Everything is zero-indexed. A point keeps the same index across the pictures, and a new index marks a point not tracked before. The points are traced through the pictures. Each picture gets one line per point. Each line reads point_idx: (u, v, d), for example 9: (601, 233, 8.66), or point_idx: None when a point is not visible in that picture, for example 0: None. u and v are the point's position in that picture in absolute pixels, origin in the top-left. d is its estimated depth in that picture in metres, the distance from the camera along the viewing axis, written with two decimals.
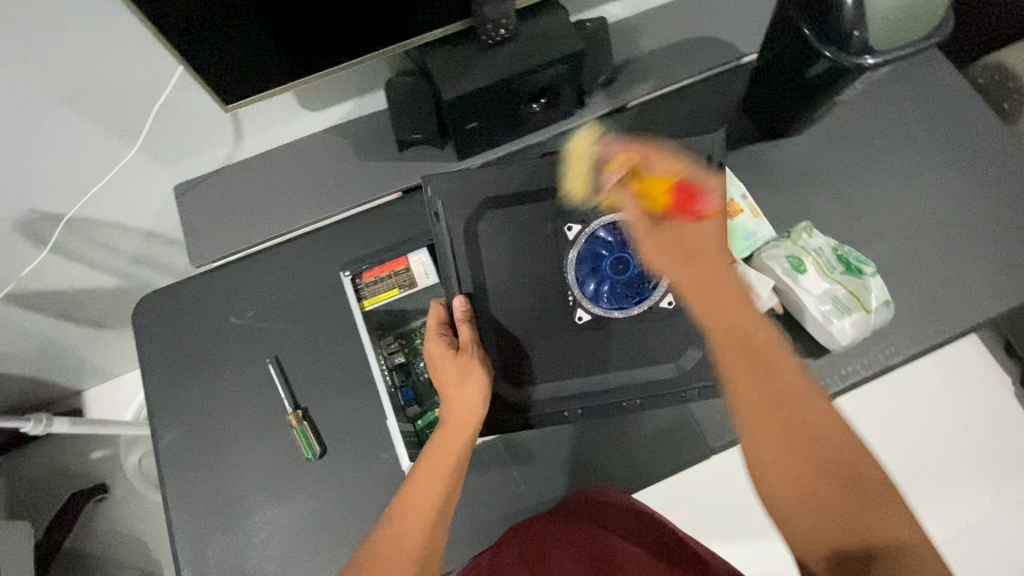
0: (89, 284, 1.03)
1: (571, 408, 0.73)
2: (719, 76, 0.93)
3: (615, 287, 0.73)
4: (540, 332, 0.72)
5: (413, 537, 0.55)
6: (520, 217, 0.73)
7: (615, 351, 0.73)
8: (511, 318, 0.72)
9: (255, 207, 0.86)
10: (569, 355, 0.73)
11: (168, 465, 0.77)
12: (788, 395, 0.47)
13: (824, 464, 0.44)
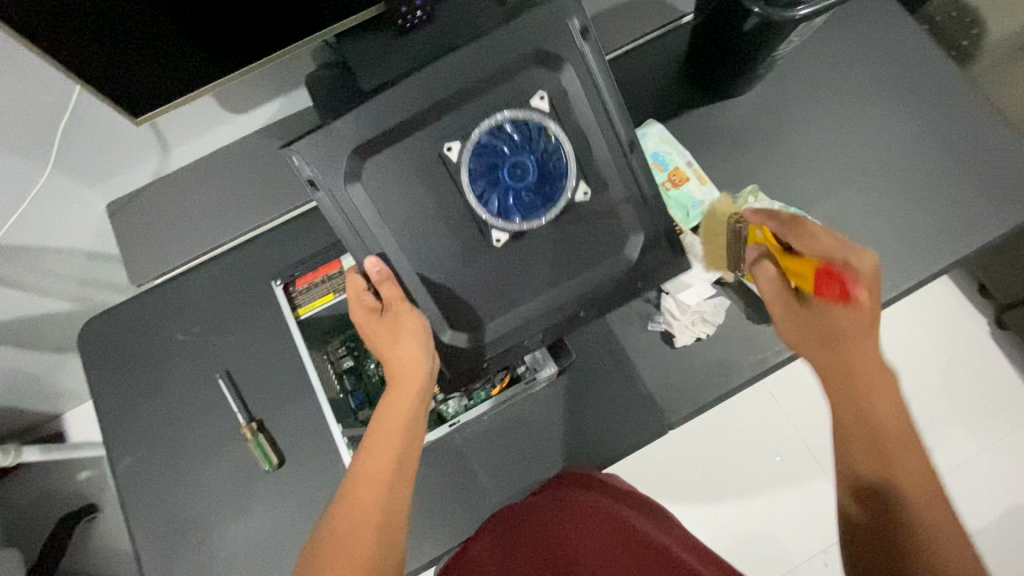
0: (41, 311, 1.01)
1: (530, 332, 0.70)
2: (659, 39, 0.89)
3: (521, 197, 0.67)
4: (464, 268, 0.68)
5: (372, 514, 0.57)
6: (396, 154, 0.64)
7: (540, 257, 0.69)
8: (430, 262, 0.67)
9: (190, 220, 0.83)
10: (506, 274, 0.68)
11: (128, 489, 0.76)
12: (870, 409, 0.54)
13: (907, 473, 0.50)
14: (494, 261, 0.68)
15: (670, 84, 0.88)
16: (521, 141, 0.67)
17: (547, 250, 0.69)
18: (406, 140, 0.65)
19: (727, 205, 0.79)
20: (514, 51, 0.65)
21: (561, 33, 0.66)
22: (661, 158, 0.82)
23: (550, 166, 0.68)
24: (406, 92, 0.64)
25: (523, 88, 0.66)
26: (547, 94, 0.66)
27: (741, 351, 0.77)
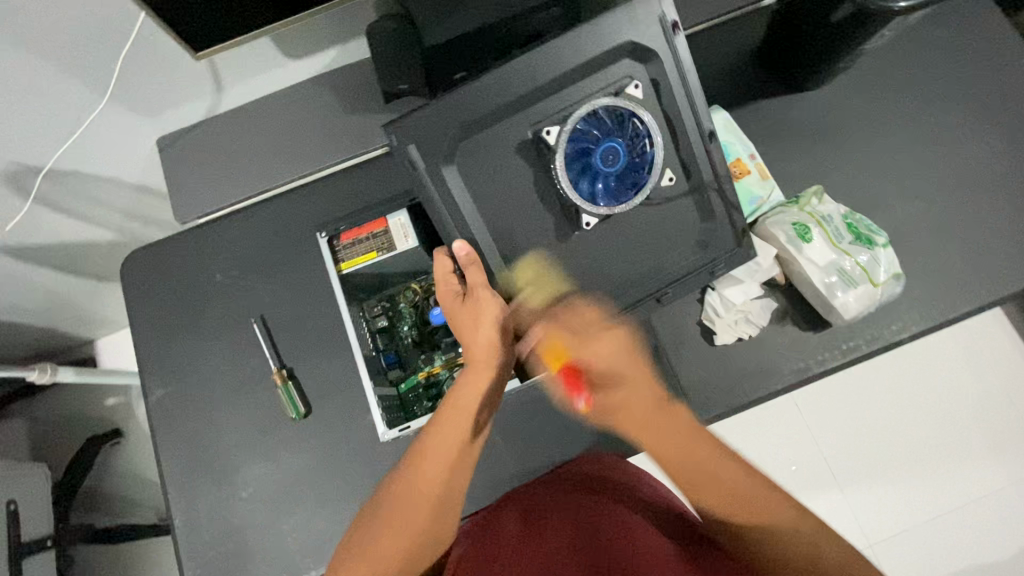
0: (85, 237, 1.03)
1: (608, 327, 0.69)
2: (736, 20, 0.84)
3: (610, 183, 0.65)
4: (545, 258, 0.67)
5: (426, 495, 0.62)
6: (491, 138, 0.64)
7: (629, 249, 0.67)
8: (512, 245, 0.67)
9: (239, 162, 0.83)
10: (588, 266, 0.67)
11: (160, 419, 0.78)
12: (656, 425, 0.60)
13: (715, 479, 0.57)
14: (581, 248, 0.67)
15: (742, 70, 0.83)
16: (613, 126, 0.65)
17: (634, 240, 0.67)
18: (496, 126, 0.64)
19: (787, 205, 0.76)
20: (603, 42, 0.63)
21: (651, 21, 0.63)
22: (724, 147, 0.79)
23: (640, 155, 0.66)
24: (496, 79, 0.62)
25: (618, 79, 0.64)
26: (641, 83, 0.64)
27: (782, 356, 0.74)
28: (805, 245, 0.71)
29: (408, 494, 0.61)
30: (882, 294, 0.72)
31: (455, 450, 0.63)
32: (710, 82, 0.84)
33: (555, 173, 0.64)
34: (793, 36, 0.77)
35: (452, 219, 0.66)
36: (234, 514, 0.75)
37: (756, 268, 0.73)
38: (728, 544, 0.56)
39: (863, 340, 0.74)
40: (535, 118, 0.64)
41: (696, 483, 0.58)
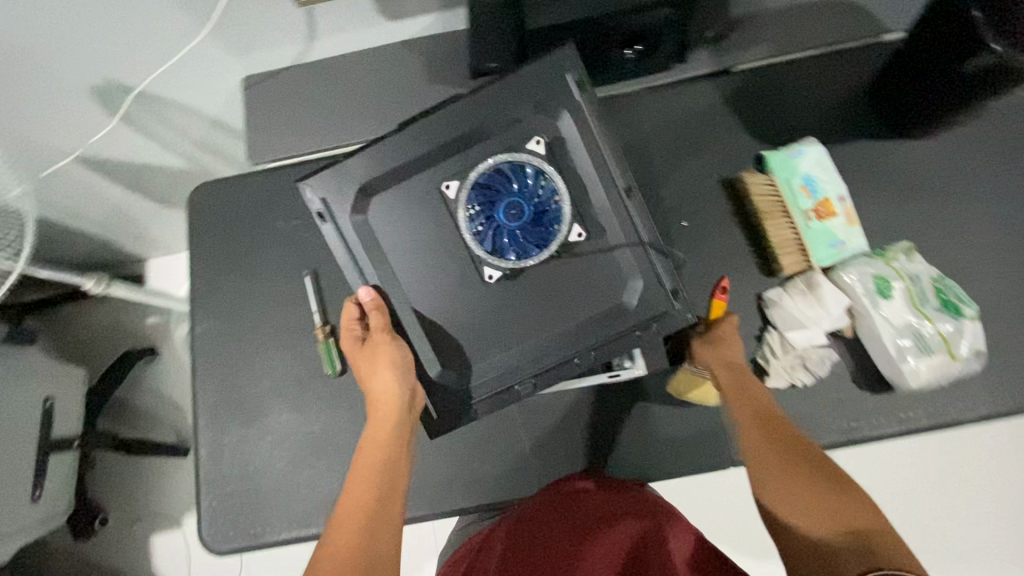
0: (157, 161, 1.06)
1: (522, 381, 0.65)
2: (850, 52, 0.80)
3: (516, 235, 0.65)
4: (460, 312, 0.66)
5: (353, 531, 0.55)
6: (406, 188, 0.66)
7: (535, 307, 0.65)
8: (429, 294, 0.66)
9: (318, 115, 0.83)
10: (501, 323, 0.66)
11: (200, 351, 0.80)
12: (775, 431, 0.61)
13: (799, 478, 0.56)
14: (490, 301, 0.66)
15: (846, 106, 0.79)
16: (481, 183, 0.65)
17: (542, 303, 0.65)
18: (417, 178, 0.66)
19: (871, 256, 0.72)
20: (539, 97, 0.64)
21: (558, 84, 0.64)
22: (813, 183, 0.75)
23: (544, 207, 0.65)
24: (428, 130, 0.64)
25: (525, 132, 0.65)
26: (545, 139, 0.64)
27: (832, 412, 0.71)
28: (882, 302, 0.69)
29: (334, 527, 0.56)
30: (957, 370, 0.68)
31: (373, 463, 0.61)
32: (809, 113, 0.80)
33: (461, 228, 0.65)
34: (911, 80, 0.73)
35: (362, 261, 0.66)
36: (253, 457, 0.76)
37: (824, 317, 0.70)
38: (848, 545, 0.49)
39: (923, 412, 0.70)
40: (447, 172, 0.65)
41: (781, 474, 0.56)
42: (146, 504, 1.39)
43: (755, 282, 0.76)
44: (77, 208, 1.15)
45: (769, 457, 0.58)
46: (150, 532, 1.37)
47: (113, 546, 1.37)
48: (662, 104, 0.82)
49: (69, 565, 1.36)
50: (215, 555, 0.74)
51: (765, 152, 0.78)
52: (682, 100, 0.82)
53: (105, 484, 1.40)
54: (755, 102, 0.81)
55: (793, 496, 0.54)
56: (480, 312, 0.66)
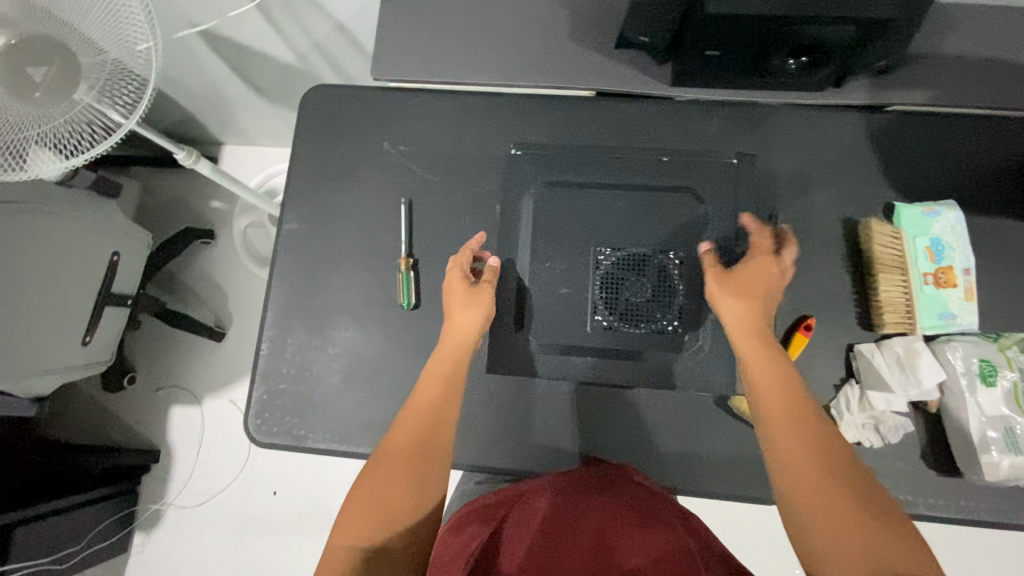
0: (270, 51, 1.05)
1: (615, 227, 0.69)
2: (1012, 122, 0.76)
3: (633, 268, 0.68)
4: (590, 227, 0.69)
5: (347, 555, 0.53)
6: (568, 245, 0.69)
7: (637, 225, 0.69)
8: (558, 240, 0.69)
9: (449, 46, 0.81)
10: (608, 223, 0.69)
11: (282, 248, 0.80)
12: (795, 408, 0.57)
13: (823, 481, 0.52)
14: (609, 221, 0.69)
15: (996, 178, 0.75)
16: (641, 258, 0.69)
17: (641, 220, 0.69)
18: (582, 240, 0.69)
19: (981, 338, 0.69)
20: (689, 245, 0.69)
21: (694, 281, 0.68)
22: (940, 248, 0.71)
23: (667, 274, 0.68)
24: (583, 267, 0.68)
25: (666, 263, 0.68)
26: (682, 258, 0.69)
27: (893, 480, 0.69)
28: (980, 387, 0.67)
29: (378, 462, 0.60)
30: None
31: (428, 409, 0.63)
32: (955, 175, 0.75)
33: (591, 263, 0.68)
34: None
35: (517, 256, 0.70)
36: (312, 362, 0.77)
37: (915, 385, 0.68)
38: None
39: (986, 506, 0.67)
40: (570, 312, 0.68)
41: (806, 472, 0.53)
42: (173, 376, 1.44)
43: (850, 331, 0.73)
44: (178, 78, 1.16)
45: (796, 439, 0.55)
46: (171, 403, 1.42)
47: (135, 406, 1.43)
48: (803, 126, 0.79)
49: (92, 411, 1.43)
50: (256, 445, 0.76)
51: (898, 203, 0.74)
52: (824, 127, 0.78)
53: (140, 346, 1.45)
54: (900, 149, 0.77)
55: (822, 488, 0.52)
56: (571, 304, 0.68)
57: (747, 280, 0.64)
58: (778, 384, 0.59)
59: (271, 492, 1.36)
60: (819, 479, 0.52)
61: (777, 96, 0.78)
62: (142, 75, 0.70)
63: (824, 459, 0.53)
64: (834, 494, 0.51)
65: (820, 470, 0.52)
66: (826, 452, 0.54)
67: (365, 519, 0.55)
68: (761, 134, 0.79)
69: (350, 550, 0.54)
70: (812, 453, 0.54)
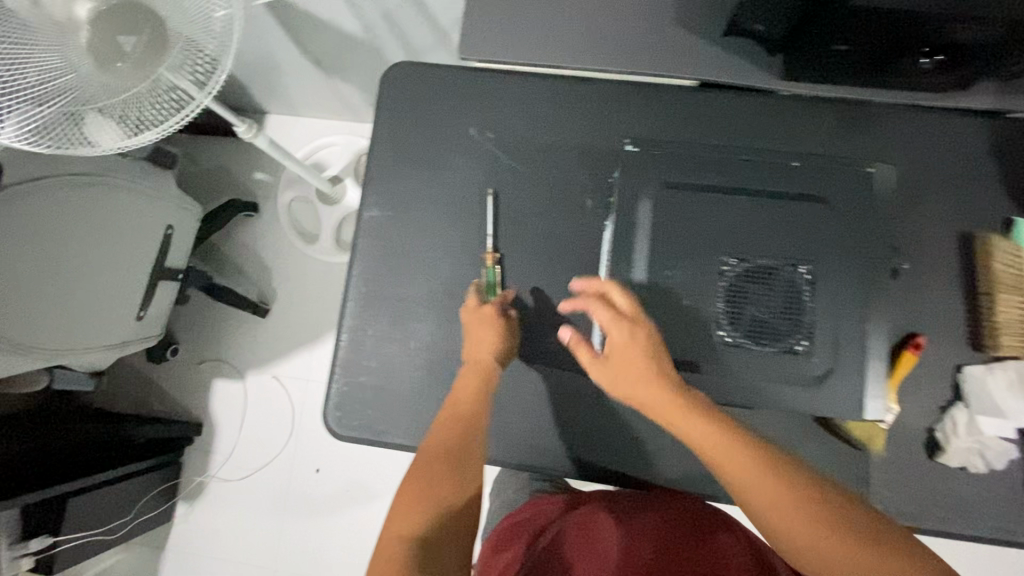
0: (337, 20, 1.00)
1: (739, 232, 0.59)
2: None
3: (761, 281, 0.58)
4: (709, 228, 0.59)
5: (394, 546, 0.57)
6: (683, 250, 0.59)
7: (765, 229, 0.59)
8: (674, 243, 0.59)
9: (544, 27, 0.76)
10: (727, 225, 0.59)
11: (360, 235, 0.77)
12: (729, 450, 0.51)
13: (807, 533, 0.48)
14: (733, 223, 0.58)
15: None
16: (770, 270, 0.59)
17: (767, 223, 0.59)
18: (698, 244, 0.59)
19: None
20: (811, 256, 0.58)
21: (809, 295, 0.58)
22: None
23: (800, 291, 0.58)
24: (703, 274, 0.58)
25: (794, 278, 0.58)
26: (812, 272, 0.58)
27: (994, 506, 0.67)
28: None
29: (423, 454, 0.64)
30: None
31: (467, 407, 0.65)
32: None
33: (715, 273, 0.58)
34: None
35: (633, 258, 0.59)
36: (391, 356, 0.75)
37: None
38: None
39: None
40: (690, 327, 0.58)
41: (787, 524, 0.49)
42: (216, 349, 1.43)
43: (958, 350, 0.70)
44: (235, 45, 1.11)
45: (771, 491, 0.50)
46: (213, 376, 1.42)
47: (177, 377, 1.42)
48: (917, 129, 0.74)
49: (135, 380, 1.42)
50: (334, 436, 0.74)
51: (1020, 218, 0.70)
52: (941, 132, 0.74)
53: (183, 317, 1.44)
54: (1021, 160, 0.73)
55: (819, 535, 0.48)
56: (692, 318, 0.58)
57: (637, 351, 0.55)
58: (653, 395, 0.54)
59: (314, 470, 1.36)
60: (816, 529, 0.48)
61: (893, 97, 0.73)
62: (214, 53, 0.66)
63: (814, 502, 0.49)
64: (837, 541, 0.47)
65: (803, 516, 0.49)
66: (793, 491, 0.50)
67: (409, 509, 0.59)
68: (872, 136, 0.75)
69: (400, 547, 0.57)
70: (794, 494, 0.49)
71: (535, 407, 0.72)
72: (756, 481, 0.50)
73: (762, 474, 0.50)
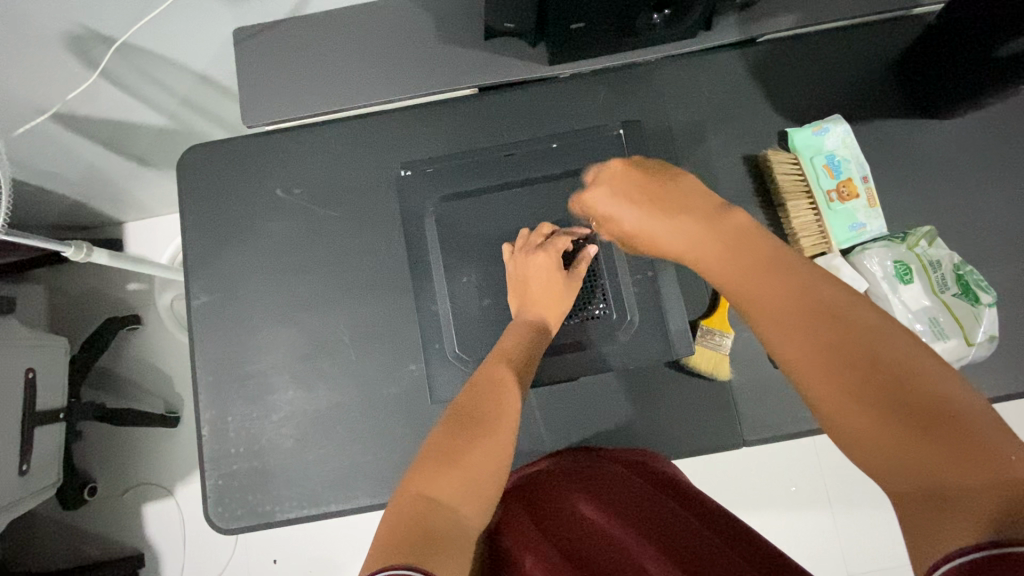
0: (137, 118, 0.98)
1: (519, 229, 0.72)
2: (877, 25, 0.78)
3: None
4: (496, 230, 0.72)
5: (483, 465, 0.53)
6: (481, 256, 0.72)
7: (542, 218, 0.72)
8: (471, 254, 0.72)
9: (317, 76, 0.77)
10: (513, 223, 0.72)
11: (198, 325, 0.76)
12: (788, 281, 0.50)
13: (809, 326, 0.46)
14: (511, 223, 0.72)
15: (873, 84, 0.77)
16: None
17: (541, 212, 0.72)
18: (493, 246, 0.72)
19: (891, 239, 0.71)
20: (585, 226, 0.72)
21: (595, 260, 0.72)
22: (837, 163, 0.73)
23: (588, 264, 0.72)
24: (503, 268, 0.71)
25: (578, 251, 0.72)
26: (593, 241, 0.72)
27: None
28: (901, 285, 0.69)
29: (494, 373, 0.61)
30: (972, 355, 0.69)
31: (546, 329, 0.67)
32: (836, 89, 0.77)
33: None
34: (926, 64, 0.74)
35: (438, 269, 0.72)
36: (260, 433, 0.74)
37: None
38: (891, 403, 0.41)
39: None
40: (504, 312, 0.71)
41: (780, 308, 0.48)
42: (137, 474, 1.36)
43: None
44: (51, 171, 1.07)
45: (802, 340, 0.46)
46: (141, 502, 1.35)
47: (103, 515, 1.34)
48: (685, 74, 0.79)
49: (60, 532, 1.34)
50: (222, 532, 0.73)
51: (789, 130, 0.76)
52: (705, 72, 0.78)
53: (94, 452, 1.37)
54: (780, 76, 0.78)
55: (820, 379, 0.44)
56: (499, 311, 0.71)
57: (670, 192, 0.65)
58: (744, 248, 0.55)
59: (272, 561, 1.30)
60: (845, 402, 0.42)
61: (652, 53, 0.77)
62: None
63: (838, 349, 0.44)
64: (860, 410, 0.42)
65: (799, 309, 0.47)
66: (798, 294, 0.48)
67: (483, 428, 0.55)
68: (648, 92, 0.78)
69: (490, 465, 0.53)
70: (796, 316, 0.47)
71: (411, 439, 0.73)
72: (784, 324, 0.48)
73: (778, 313, 0.48)
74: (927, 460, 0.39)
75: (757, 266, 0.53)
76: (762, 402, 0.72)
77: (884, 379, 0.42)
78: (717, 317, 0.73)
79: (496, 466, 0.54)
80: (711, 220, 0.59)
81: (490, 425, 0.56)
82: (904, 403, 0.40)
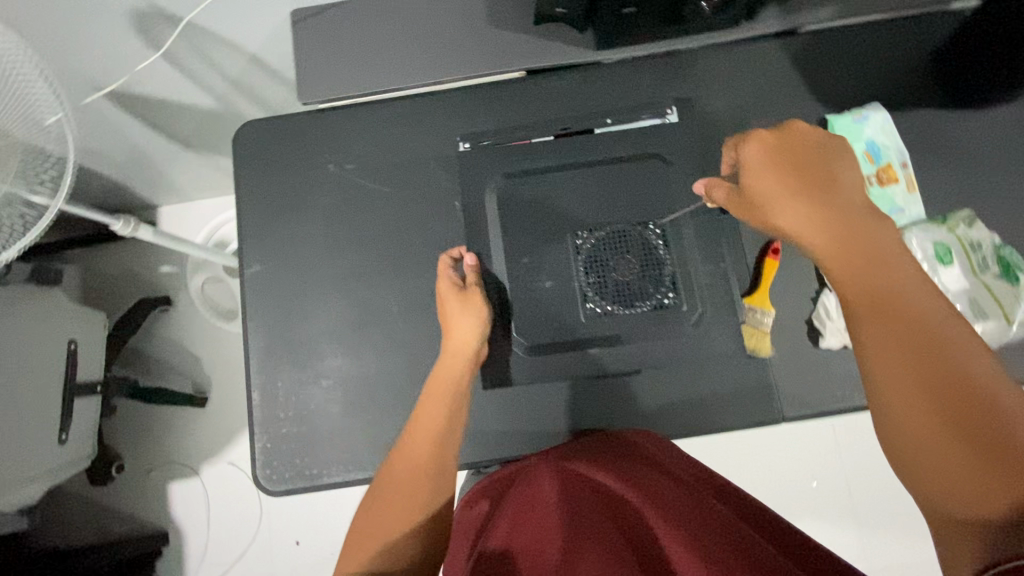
0: (186, 99, 1.01)
1: (577, 213, 0.74)
2: (915, 19, 0.81)
3: (619, 254, 0.73)
4: (560, 215, 0.74)
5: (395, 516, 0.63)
6: (530, 230, 0.74)
7: (605, 205, 0.74)
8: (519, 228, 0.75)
9: (371, 56, 0.80)
10: (579, 205, 0.75)
11: (251, 293, 0.78)
12: (911, 298, 0.50)
13: (920, 347, 0.48)
14: (575, 208, 0.74)
15: (913, 76, 0.80)
16: (618, 239, 0.74)
17: (606, 198, 0.75)
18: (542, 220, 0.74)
19: (933, 223, 0.73)
20: (646, 214, 0.74)
21: (656, 250, 0.73)
22: (877, 149, 0.75)
23: (654, 252, 0.73)
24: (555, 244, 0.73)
25: (644, 240, 0.74)
26: (660, 230, 0.74)
27: None
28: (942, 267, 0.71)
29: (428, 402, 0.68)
30: (1013, 334, 0.70)
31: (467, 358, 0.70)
32: (875, 79, 0.80)
33: (575, 252, 0.74)
34: None
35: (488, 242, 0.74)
36: (309, 399, 0.76)
37: None
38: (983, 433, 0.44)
39: None
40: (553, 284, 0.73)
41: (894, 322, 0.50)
42: (164, 453, 1.38)
43: None
44: (96, 150, 1.10)
45: (905, 358, 0.48)
46: (167, 481, 1.36)
47: (129, 493, 1.36)
48: (729, 62, 0.81)
49: (86, 508, 1.36)
50: (269, 494, 0.75)
51: (830, 116, 0.78)
52: (747, 61, 0.81)
53: (122, 430, 1.39)
54: (821, 66, 0.80)
55: (910, 397, 0.47)
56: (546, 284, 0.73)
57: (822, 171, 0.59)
58: (884, 257, 0.53)
59: (294, 542, 1.31)
60: (930, 424, 0.46)
61: (696, 41, 0.80)
62: (60, 155, 0.65)
63: (942, 376, 0.46)
64: (945, 432, 0.45)
65: (913, 330, 0.49)
66: (914, 314, 0.49)
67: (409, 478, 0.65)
68: (691, 79, 0.81)
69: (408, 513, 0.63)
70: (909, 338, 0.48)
71: None
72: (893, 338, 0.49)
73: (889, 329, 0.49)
74: (991, 485, 0.43)
75: (882, 279, 0.52)
76: (801, 379, 0.74)
77: (978, 412, 0.45)
78: (758, 294, 0.75)
79: (407, 511, 0.63)
80: (860, 217, 0.55)
81: (411, 480, 0.65)
82: (988, 433, 0.44)
